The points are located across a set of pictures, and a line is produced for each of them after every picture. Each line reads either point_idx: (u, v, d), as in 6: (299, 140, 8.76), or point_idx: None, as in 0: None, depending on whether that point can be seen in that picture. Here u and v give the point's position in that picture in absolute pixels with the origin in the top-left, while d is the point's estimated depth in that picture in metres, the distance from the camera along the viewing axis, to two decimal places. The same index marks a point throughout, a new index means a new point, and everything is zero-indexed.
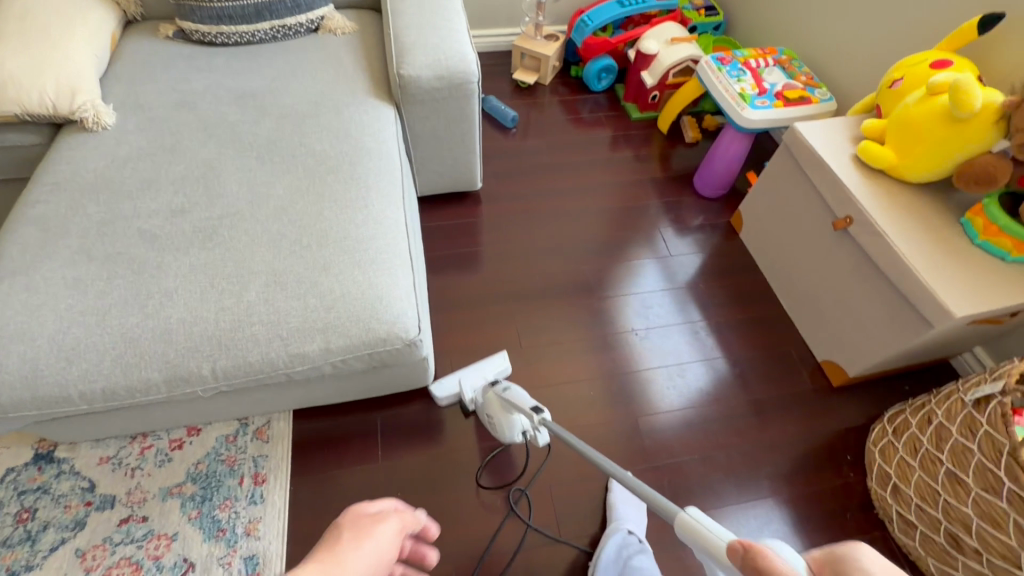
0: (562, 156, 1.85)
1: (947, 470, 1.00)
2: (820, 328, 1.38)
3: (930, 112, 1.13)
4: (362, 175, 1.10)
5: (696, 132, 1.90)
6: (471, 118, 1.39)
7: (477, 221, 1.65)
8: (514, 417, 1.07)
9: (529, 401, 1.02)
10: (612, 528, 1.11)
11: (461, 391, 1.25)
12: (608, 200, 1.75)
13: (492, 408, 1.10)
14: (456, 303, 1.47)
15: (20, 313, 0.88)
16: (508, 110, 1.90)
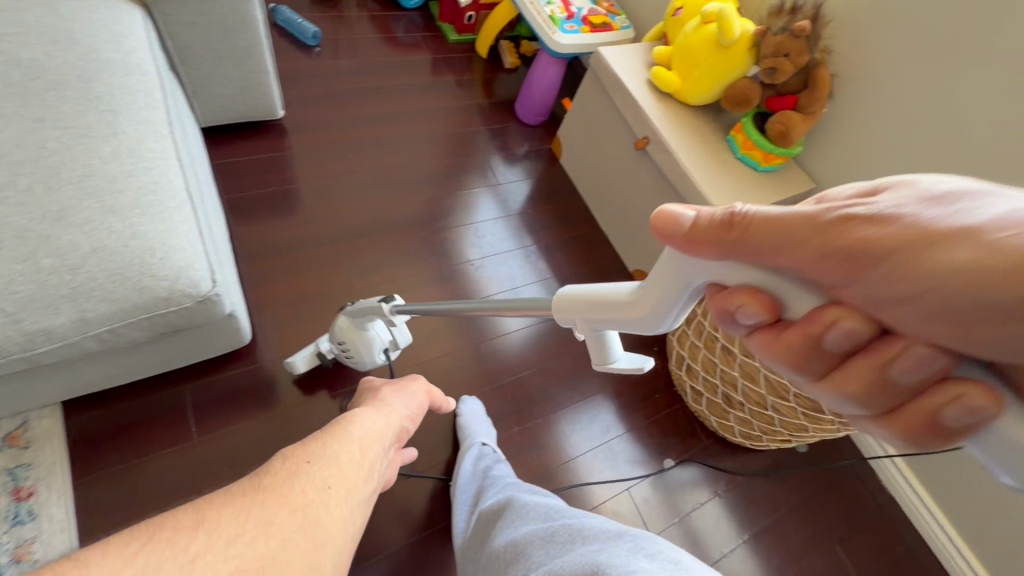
0: (379, 80, 1.69)
1: (721, 345, 1.22)
2: (629, 240, 1.55)
3: (702, 39, 1.27)
4: (101, 95, 0.85)
5: (514, 57, 1.89)
6: (255, 30, 1.18)
7: (285, 155, 1.44)
8: (368, 331, 1.04)
9: (375, 298, 0.93)
10: (467, 445, 1.14)
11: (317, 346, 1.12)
12: (434, 128, 1.66)
13: (343, 334, 1.04)
14: (272, 250, 1.30)
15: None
16: (309, 26, 1.64)
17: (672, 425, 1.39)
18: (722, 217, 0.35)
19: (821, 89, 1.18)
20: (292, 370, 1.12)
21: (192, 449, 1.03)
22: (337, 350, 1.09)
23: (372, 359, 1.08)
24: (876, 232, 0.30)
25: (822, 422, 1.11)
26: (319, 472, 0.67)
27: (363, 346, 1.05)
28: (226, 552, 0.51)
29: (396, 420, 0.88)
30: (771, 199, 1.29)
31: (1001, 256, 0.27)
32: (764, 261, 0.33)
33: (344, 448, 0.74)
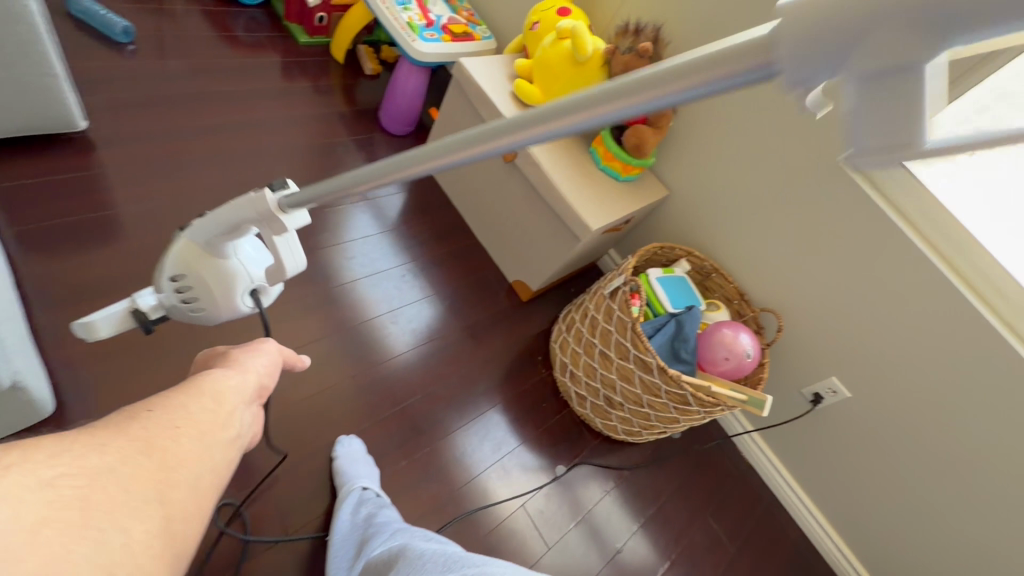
0: (217, 84, 1.47)
1: (599, 350, 1.27)
2: (507, 251, 1.54)
3: (559, 54, 1.31)
4: None
5: (376, 63, 1.79)
6: (34, 24, 0.96)
7: (94, 173, 1.18)
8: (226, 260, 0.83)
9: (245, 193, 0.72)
10: (345, 492, 1.04)
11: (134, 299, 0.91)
12: (288, 138, 1.49)
13: (191, 263, 0.83)
14: (81, 293, 1.06)
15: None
16: (117, 18, 1.37)
17: (562, 432, 1.41)
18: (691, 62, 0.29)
19: None
20: (91, 336, 0.91)
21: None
22: (180, 290, 0.86)
23: (230, 306, 0.87)
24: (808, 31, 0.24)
25: (689, 412, 1.20)
26: (160, 417, 0.57)
27: (217, 279, 0.84)
28: (53, 461, 0.44)
29: (254, 374, 0.74)
30: (632, 208, 1.37)
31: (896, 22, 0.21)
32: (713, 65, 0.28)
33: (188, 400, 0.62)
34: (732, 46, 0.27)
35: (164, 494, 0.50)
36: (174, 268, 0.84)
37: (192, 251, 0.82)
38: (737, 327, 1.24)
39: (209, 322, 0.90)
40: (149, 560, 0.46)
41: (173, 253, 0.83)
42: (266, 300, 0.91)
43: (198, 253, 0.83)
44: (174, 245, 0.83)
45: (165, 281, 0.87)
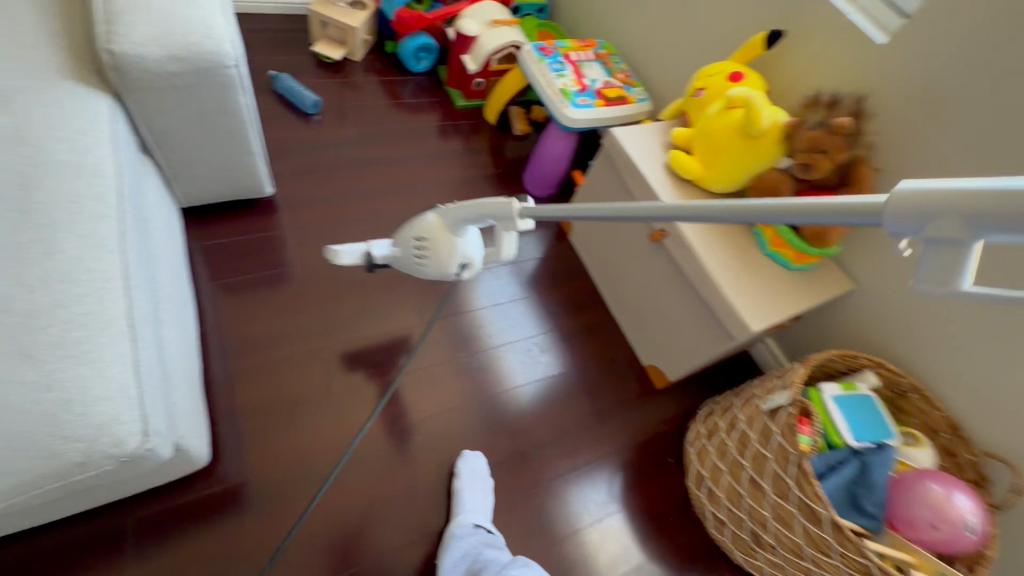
0: (380, 149, 1.59)
1: (748, 474, 1.06)
2: (643, 333, 1.39)
3: (727, 125, 1.16)
4: (43, 206, 0.75)
5: (525, 123, 1.80)
6: (240, 114, 1.08)
7: (274, 235, 1.33)
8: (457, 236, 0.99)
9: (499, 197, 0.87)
10: (457, 522, 1.06)
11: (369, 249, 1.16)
12: (435, 201, 1.56)
13: (431, 231, 1.00)
14: (248, 348, 1.17)
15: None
16: (308, 94, 1.56)
17: (691, 558, 1.20)
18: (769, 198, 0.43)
19: (863, 188, 1.05)
20: (332, 260, 1.17)
21: (128, 567, 0.93)
22: (412, 246, 1.04)
23: (442, 272, 1.02)
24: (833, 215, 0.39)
25: None
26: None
27: (444, 247, 0.99)
28: None
29: None
30: (803, 304, 1.14)
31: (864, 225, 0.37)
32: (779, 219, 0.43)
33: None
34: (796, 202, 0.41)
35: None
36: (417, 229, 1.02)
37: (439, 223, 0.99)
38: (949, 482, 0.94)
39: (426, 277, 1.07)
40: None
41: (423, 222, 1.01)
42: (469, 271, 1.06)
43: (443, 228, 0.99)
44: (427, 215, 1.01)
45: (406, 236, 1.06)
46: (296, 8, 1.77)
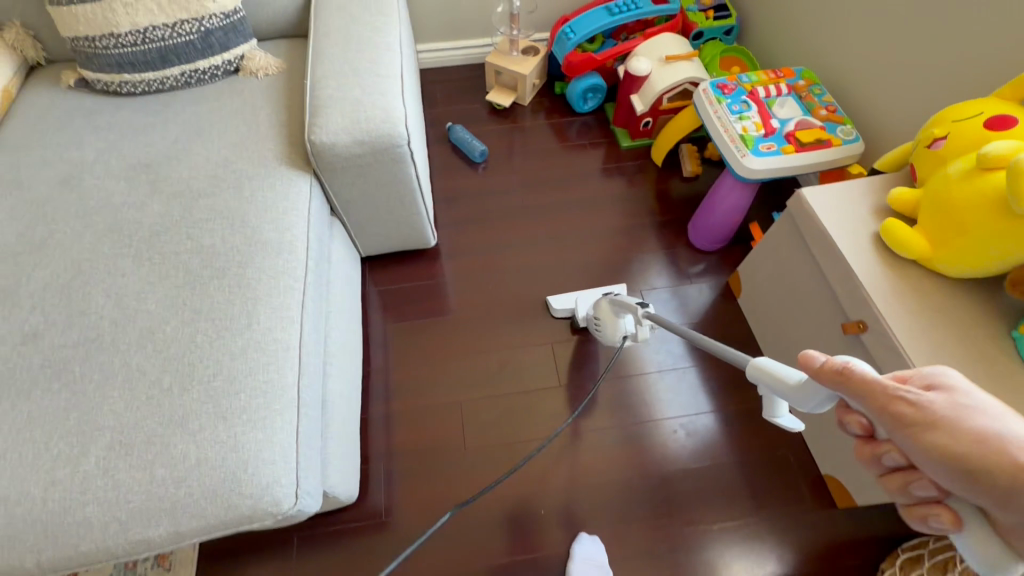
0: (539, 196, 1.60)
1: None
2: (823, 435, 1.15)
3: (978, 192, 0.85)
4: (252, 280, 0.92)
5: (696, 163, 1.62)
6: (409, 183, 1.17)
7: (435, 283, 1.44)
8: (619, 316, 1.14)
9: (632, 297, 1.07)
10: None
11: (576, 308, 1.36)
12: (588, 252, 1.51)
13: (601, 309, 1.18)
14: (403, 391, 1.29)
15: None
16: (477, 143, 1.65)
17: None
18: (838, 367, 0.47)
19: None
20: (551, 311, 1.39)
21: (291, 571, 1.09)
22: (592, 320, 1.23)
23: (611, 343, 1.18)
24: (913, 412, 0.41)
25: None
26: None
27: (608, 324, 1.15)
28: None
29: None
30: None
31: (963, 446, 0.39)
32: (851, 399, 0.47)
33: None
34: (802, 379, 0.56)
35: None
36: (594, 308, 1.21)
37: (603, 305, 1.16)
38: None
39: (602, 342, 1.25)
40: None
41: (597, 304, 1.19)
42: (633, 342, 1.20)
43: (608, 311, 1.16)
44: (600, 297, 1.19)
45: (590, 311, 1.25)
46: (476, 58, 1.88)
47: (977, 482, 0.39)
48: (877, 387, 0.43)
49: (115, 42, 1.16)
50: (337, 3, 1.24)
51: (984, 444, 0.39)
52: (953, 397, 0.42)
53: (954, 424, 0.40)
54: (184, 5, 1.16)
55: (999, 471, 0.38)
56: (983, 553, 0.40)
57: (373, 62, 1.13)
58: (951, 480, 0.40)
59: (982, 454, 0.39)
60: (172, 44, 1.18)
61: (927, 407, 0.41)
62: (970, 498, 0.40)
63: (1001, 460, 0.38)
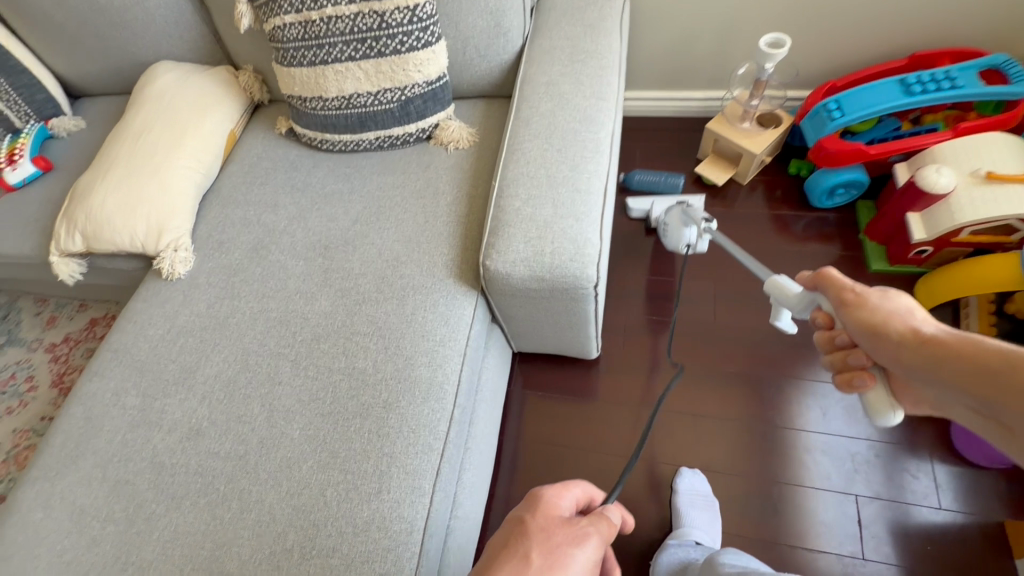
0: (737, 313, 1.28)
1: None
2: None
3: None
4: (391, 431, 0.83)
5: (988, 326, 1.13)
6: (586, 317, 0.97)
7: (587, 397, 1.25)
8: (682, 228, 1.14)
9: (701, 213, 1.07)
10: (679, 534, 1.02)
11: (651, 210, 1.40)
12: (790, 408, 1.16)
13: (671, 215, 1.18)
14: (536, 481, 1.17)
15: (23, 529, 0.84)
16: (672, 178, 1.42)
17: None
18: (829, 278, 0.63)
19: None
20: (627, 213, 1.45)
21: None
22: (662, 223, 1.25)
23: (671, 248, 1.21)
24: (860, 308, 0.56)
25: None
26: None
27: (673, 232, 1.17)
28: None
29: None
30: None
31: (885, 320, 0.54)
32: (838, 300, 0.60)
33: (571, 544, 0.55)
34: (789, 289, 0.71)
35: None
36: (667, 212, 1.21)
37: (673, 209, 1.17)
38: None
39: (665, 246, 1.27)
40: None
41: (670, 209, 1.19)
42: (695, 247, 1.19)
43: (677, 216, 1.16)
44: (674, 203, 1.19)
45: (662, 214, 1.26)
46: (693, 113, 1.56)
47: (875, 339, 0.54)
48: (841, 284, 0.61)
49: (323, 104, 1.13)
50: (548, 79, 1.06)
51: (892, 314, 0.54)
52: (889, 295, 0.56)
53: (879, 305, 0.56)
54: (390, 73, 1.06)
55: (897, 335, 0.52)
56: (875, 405, 0.54)
57: (574, 171, 0.93)
58: (866, 340, 0.55)
59: (881, 318, 0.54)
60: (372, 111, 1.12)
61: (866, 294, 0.57)
62: (879, 359, 0.55)
63: (917, 337, 0.51)
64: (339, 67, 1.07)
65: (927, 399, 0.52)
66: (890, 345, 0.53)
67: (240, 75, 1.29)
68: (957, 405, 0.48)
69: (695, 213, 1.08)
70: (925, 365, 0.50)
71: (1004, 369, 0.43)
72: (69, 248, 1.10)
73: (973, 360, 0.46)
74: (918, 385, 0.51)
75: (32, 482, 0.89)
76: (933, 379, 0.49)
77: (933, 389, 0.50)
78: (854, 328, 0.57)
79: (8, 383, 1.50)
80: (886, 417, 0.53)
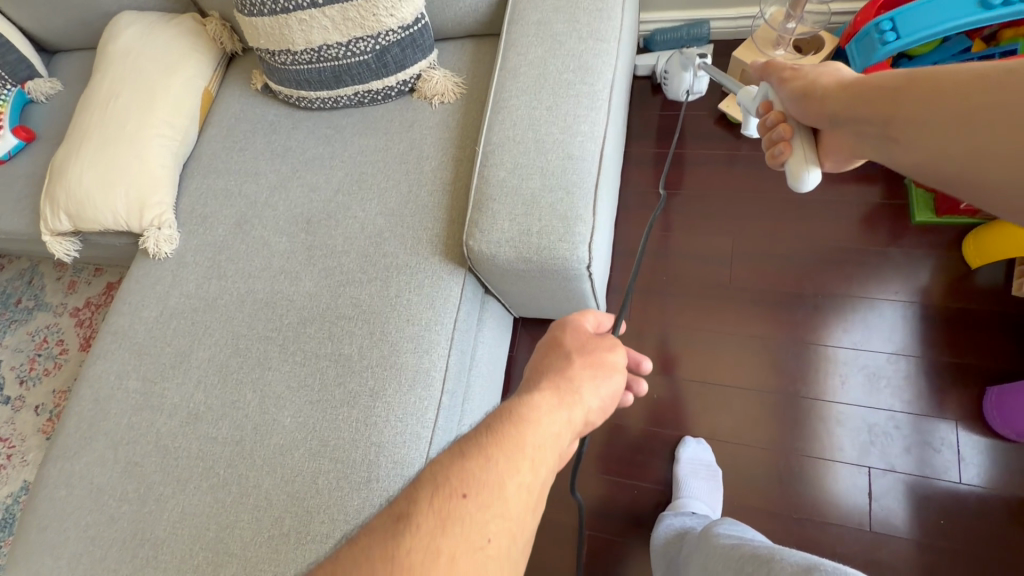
0: (756, 271, 1.19)
1: None
2: None
3: None
4: (379, 420, 0.82)
5: None
6: (582, 294, 0.90)
7: None
8: (680, 75, 1.15)
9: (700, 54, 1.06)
10: (678, 505, 1.02)
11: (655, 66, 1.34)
12: (805, 374, 1.10)
13: (672, 62, 1.17)
14: None
15: (51, 505, 0.90)
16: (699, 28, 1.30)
17: None
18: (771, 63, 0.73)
19: None
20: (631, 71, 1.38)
21: None
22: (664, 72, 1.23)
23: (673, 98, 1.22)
24: (796, 77, 0.69)
25: None
26: (529, 431, 0.49)
27: (673, 78, 1.16)
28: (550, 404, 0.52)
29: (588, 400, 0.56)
30: None
31: (817, 79, 0.66)
32: (781, 77, 0.71)
33: (605, 348, 0.60)
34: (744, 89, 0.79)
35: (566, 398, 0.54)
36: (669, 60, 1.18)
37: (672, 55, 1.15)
38: None
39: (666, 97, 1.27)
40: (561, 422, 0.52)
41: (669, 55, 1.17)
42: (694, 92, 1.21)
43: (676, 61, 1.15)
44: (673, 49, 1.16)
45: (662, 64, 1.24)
46: (720, 35, 1.35)
47: (804, 101, 0.67)
48: (779, 63, 0.72)
49: (292, 58, 1.02)
50: (539, 16, 0.91)
51: (819, 73, 0.66)
52: (818, 61, 0.68)
53: (810, 70, 0.68)
54: (359, 19, 0.94)
55: (822, 88, 0.65)
56: (793, 170, 0.67)
57: (566, 134, 0.82)
58: (800, 101, 0.68)
59: (810, 81, 0.66)
60: (346, 64, 1.00)
61: (798, 68, 0.69)
62: (807, 118, 0.68)
63: (836, 85, 0.64)
64: (303, 15, 0.95)
65: (834, 146, 0.67)
66: (820, 102, 0.65)
67: (208, 23, 1.18)
68: (863, 135, 0.62)
69: (695, 57, 1.08)
70: (844, 108, 0.62)
71: (898, 85, 0.57)
72: (58, 228, 1.09)
73: (876, 89, 0.59)
74: (833, 131, 0.65)
75: (54, 461, 0.94)
76: (848, 118, 0.62)
77: (848, 127, 0.63)
78: (790, 99, 0.69)
79: (42, 346, 1.58)
80: (802, 177, 0.66)
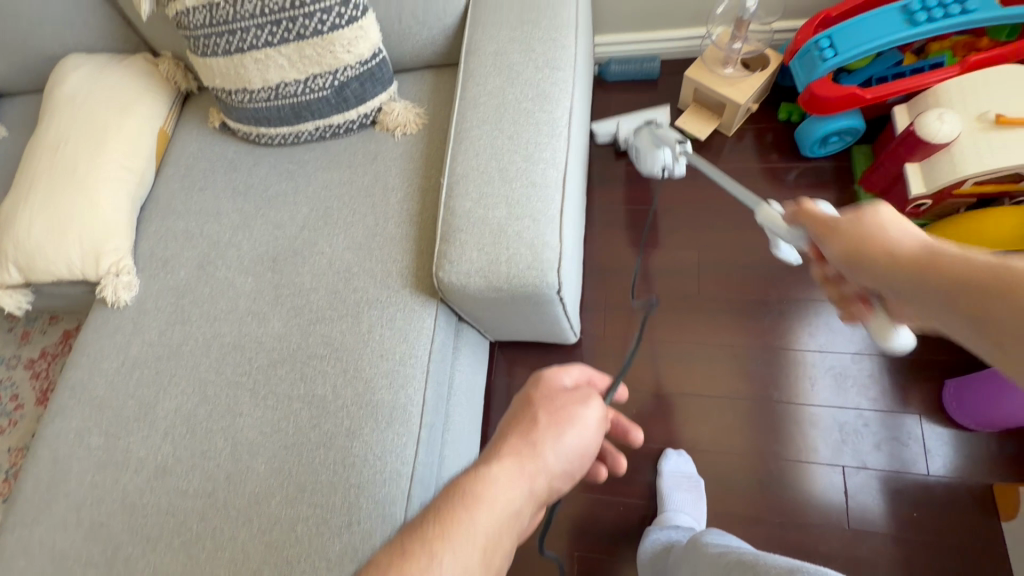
0: (722, 281, 1.22)
1: None
2: None
3: None
4: (356, 460, 0.81)
5: None
6: (554, 318, 0.91)
7: None
8: (657, 153, 1.02)
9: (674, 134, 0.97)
10: (663, 520, 1.02)
11: (618, 131, 1.34)
12: (776, 380, 1.13)
13: (641, 138, 1.05)
14: None
15: None
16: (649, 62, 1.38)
17: None
18: (812, 211, 0.59)
19: None
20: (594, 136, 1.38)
21: None
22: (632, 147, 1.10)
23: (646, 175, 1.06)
24: (842, 233, 0.53)
25: None
26: (480, 511, 0.49)
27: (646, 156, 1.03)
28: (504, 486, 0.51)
29: (554, 463, 0.54)
30: None
31: (867, 241, 0.50)
32: (822, 231, 0.56)
33: (576, 405, 0.58)
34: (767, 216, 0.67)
35: (525, 469, 0.53)
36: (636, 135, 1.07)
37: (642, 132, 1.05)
38: None
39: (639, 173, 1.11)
40: (515, 502, 0.51)
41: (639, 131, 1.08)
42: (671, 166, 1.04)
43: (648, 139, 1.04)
44: (642, 126, 1.07)
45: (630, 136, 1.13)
46: (671, 55, 1.40)
47: (858, 267, 0.51)
48: (821, 216, 0.57)
49: (249, 97, 1.01)
50: (495, 47, 0.92)
51: (868, 233, 0.51)
52: (863, 213, 0.52)
53: (853, 226, 0.52)
54: (315, 57, 0.94)
55: (878, 258, 0.49)
56: (877, 330, 0.54)
57: (528, 161, 0.84)
58: (851, 266, 0.52)
59: (859, 242, 0.51)
60: (304, 100, 1.00)
61: (842, 221, 0.54)
62: (863, 284, 0.52)
63: (893, 253, 0.48)
64: (258, 54, 0.94)
65: (915, 315, 0.49)
66: (879, 273, 0.49)
67: (161, 63, 1.16)
68: (944, 319, 0.43)
69: (672, 136, 0.97)
70: (917, 288, 0.45)
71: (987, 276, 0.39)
72: (7, 281, 1.05)
73: (959, 274, 0.42)
74: (904, 306, 0.48)
75: (11, 529, 0.88)
76: (917, 297, 0.45)
77: (920, 307, 0.45)
78: (836, 259, 0.54)
79: None
80: (893, 338, 0.52)
